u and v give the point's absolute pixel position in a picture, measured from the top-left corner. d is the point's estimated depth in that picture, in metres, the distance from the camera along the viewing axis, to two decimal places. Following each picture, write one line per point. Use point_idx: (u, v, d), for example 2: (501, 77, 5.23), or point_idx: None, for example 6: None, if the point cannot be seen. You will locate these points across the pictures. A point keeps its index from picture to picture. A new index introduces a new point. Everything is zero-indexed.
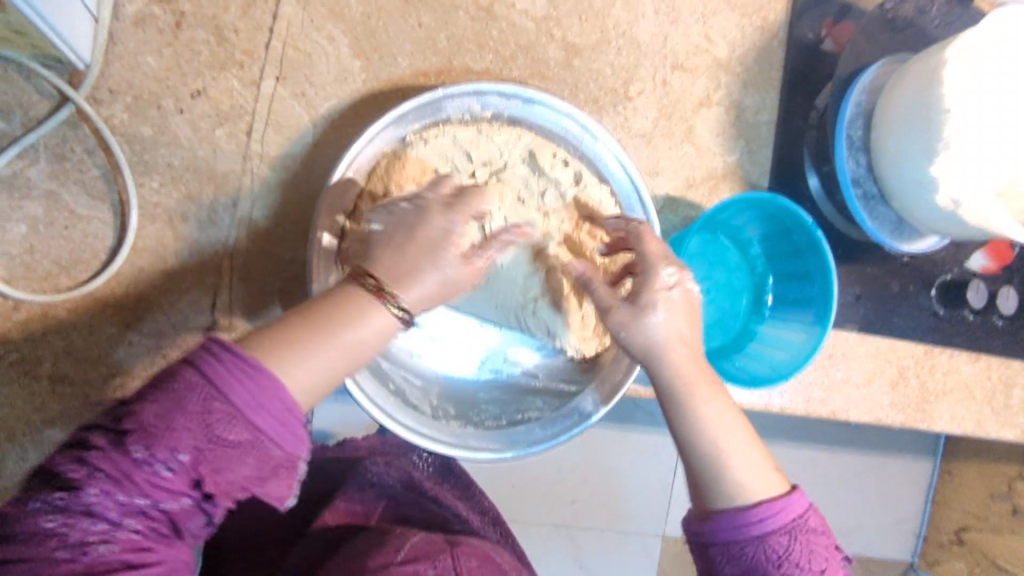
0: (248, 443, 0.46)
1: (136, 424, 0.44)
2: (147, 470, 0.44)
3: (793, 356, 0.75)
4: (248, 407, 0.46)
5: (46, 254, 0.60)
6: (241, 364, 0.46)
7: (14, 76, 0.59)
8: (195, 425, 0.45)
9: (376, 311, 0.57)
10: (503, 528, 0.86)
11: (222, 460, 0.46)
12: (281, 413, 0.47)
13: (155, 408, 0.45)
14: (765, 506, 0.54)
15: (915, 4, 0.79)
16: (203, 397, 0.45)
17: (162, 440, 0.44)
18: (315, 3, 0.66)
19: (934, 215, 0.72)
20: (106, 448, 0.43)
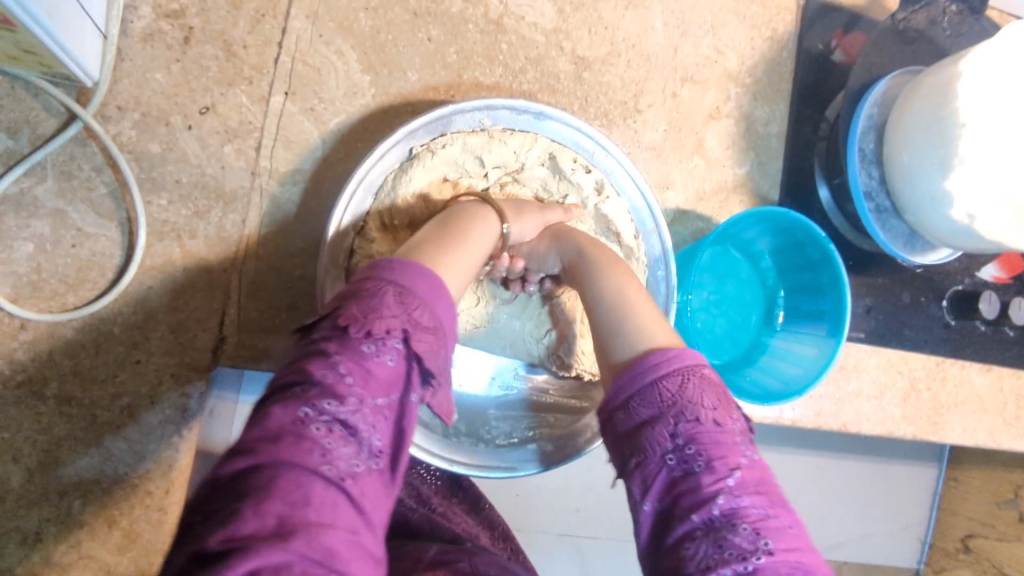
0: (436, 333, 0.48)
1: (353, 318, 0.45)
2: (379, 362, 0.45)
3: (806, 372, 0.74)
4: (434, 300, 0.48)
5: (53, 274, 0.59)
6: (416, 268, 0.49)
7: (21, 93, 0.58)
8: (400, 315, 0.46)
9: (491, 227, 0.60)
10: (514, 544, 0.83)
11: (422, 354, 0.47)
12: (452, 304, 0.50)
13: (364, 304, 0.45)
14: (653, 357, 0.53)
15: (927, 15, 0.78)
16: (395, 294, 0.47)
17: (380, 328, 0.45)
18: (324, 18, 0.66)
19: (947, 230, 0.72)
20: (342, 346, 0.44)
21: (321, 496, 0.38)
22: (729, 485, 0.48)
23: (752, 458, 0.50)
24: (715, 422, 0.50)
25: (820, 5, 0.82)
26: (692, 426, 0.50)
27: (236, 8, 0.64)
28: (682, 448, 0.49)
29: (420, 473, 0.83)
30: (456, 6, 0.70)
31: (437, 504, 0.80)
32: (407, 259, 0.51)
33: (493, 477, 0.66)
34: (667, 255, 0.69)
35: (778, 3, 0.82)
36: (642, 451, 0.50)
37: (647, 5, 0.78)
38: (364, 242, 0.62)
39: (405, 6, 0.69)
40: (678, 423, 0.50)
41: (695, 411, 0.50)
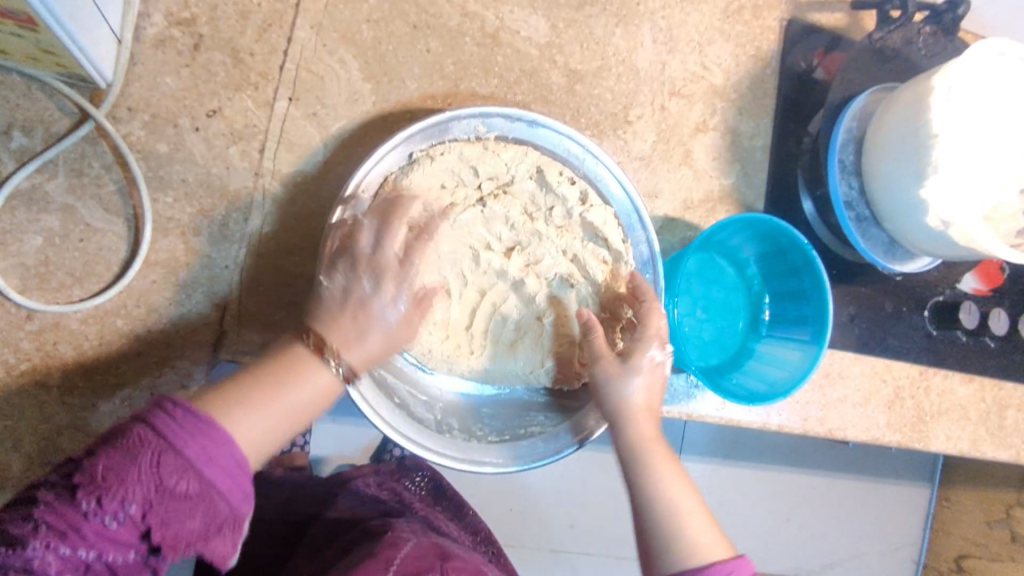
0: (200, 495, 0.49)
1: (87, 478, 0.47)
2: (97, 522, 0.47)
3: (790, 375, 0.76)
4: (200, 461, 0.49)
5: (60, 266, 0.61)
6: (192, 422, 0.50)
7: (36, 93, 0.61)
8: (146, 481, 0.48)
9: (314, 371, 0.59)
10: (496, 546, 0.87)
11: (172, 515, 0.49)
12: (235, 469, 0.51)
13: (107, 461, 0.48)
14: (719, 565, 0.60)
15: (902, 35, 0.83)
16: (151, 453, 0.48)
17: (115, 496, 0.47)
18: (328, 28, 0.69)
19: (924, 235, 0.75)
20: (55, 501, 0.47)
21: None
22: None
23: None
24: None
25: (802, 26, 0.86)
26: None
27: (244, 17, 0.67)
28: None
29: (407, 485, 0.87)
30: (454, 20, 0.74)
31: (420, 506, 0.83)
32: (208, 409, 0.53)
33: (485, 473, 0.67)
34: (655, 258, 0.72)
35: (762, 22, 0.86)
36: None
37: (637, 23, 0.81)
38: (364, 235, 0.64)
39: (405, 19, 0.72)
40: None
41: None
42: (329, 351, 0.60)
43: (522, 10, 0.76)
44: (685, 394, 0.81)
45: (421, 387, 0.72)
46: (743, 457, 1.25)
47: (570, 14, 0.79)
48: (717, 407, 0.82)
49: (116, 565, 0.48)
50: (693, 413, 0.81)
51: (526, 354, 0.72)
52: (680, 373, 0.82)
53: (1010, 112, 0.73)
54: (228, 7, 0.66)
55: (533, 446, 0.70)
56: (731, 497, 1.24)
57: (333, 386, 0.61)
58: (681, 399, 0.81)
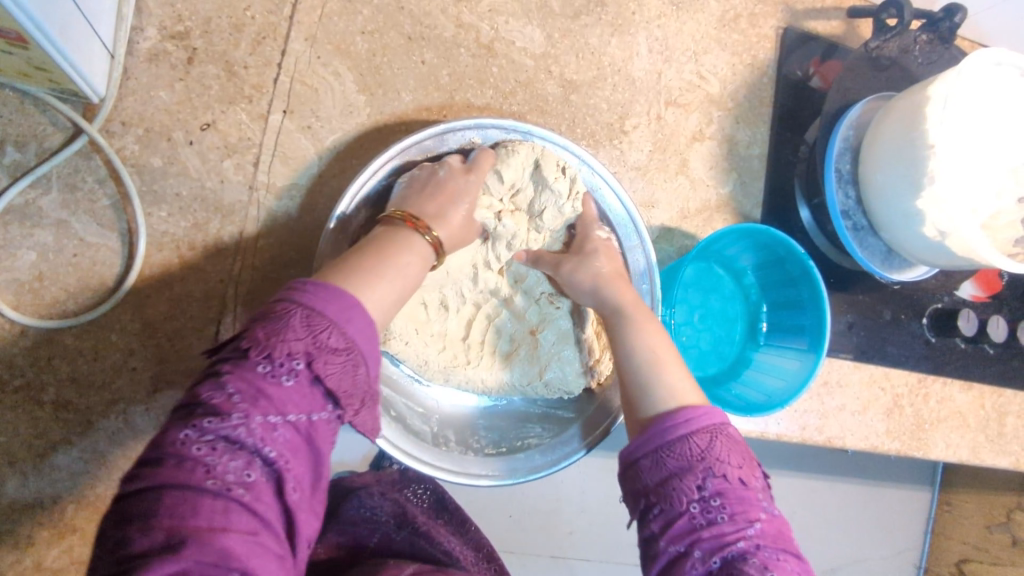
0: (349, 351, 0.49)
1: (254, 342, 0.47)
2: (275, 384, 0.47)
3: (788, 385, 0.76)
4: (345, 321, 0.49)
5: (54, 282, 0.61)
6: (326, 289, 0.50)
7: (29, 108, 0.61)
8: (304, 337, 0.48)
9: (410, 242, 0.59)
10: (499, 563, 0.84)
11: (331, 373, 0.49)
12: (371, 327, 0.51)
13: (267, 329, 0.47)
14: (686, 412, 0.57)
15: (898, 44, 0.82)
16: (303, 317, 0.48)
17: (282, 352, 0.47)
18: (322, 41, 0.69)
19: (920, 244, 0.75)
20: (235, 368, 0.46)
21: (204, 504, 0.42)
22: (749, 532, 0.53)
23: (769, 509, 0.55)
24: (741, 480, 0.55)
25: (798, 34, 0.86)
26: (720, 482, 0.54)
27: (238, 31, 0.67)
28: (709, 501, 0.53)
29: (408, 495, 0.84)
30: (449, 31, 0.74)
31: (421, 522, 0.80)
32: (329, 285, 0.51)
33: (482, 487, 0.66)
34: (651, 269, 0.72)
35: (758, 31, 0.86)
36: (671, 499, 0.54)
37: (633, 33, 0.81)
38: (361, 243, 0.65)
39: (399, 30, 0.72)
40: (706, 478, 0.54)
41: (723, 467, 0.54)
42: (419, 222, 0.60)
43: (517, 20, 0.76)
44: None
45: (416, 400, 0.72)
46: None
47: (566, 25, 0.78)
48: None
49: (299, 433, 0.47)
50: None
51: (523, 365, 0.72)
52: None
53: (1011, 120, 0.73)
54: (221, 20, 0.66)
55: (528, 457, 0.69)
56: None
57: (429, 253, 0.60)
58: None
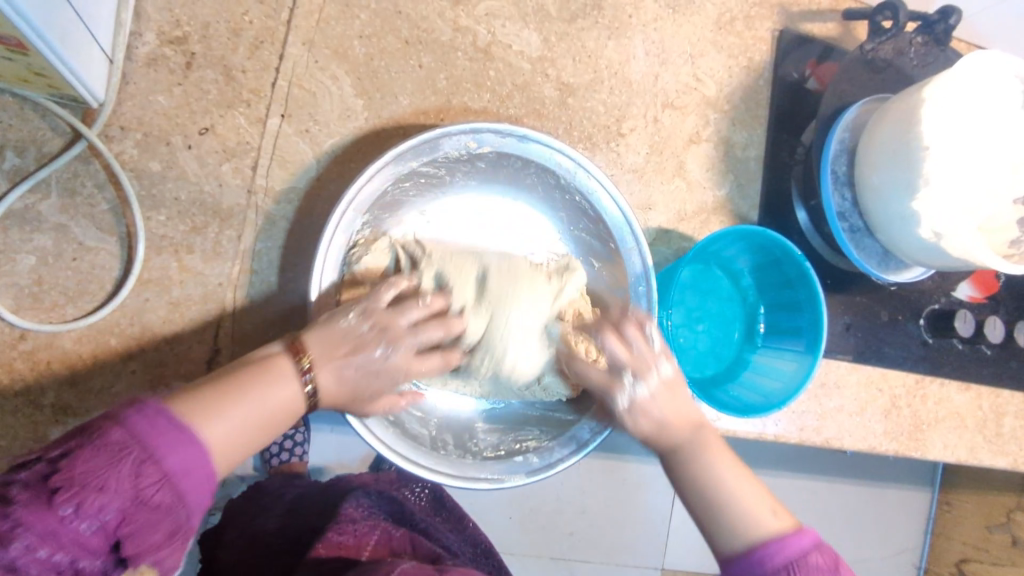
0: (171, 508, 0.47)
1: (67, 480, 0.44)
2: (73, 529, 0.44)
3: (785, 386, 0.76)
4: (178, 472, 0.47)
5: (54, 286, 0.61)
6: (169, 426, 0.48)
7: (29, 114, 0.61)
8: (126, 487, 0.45)
9: (287, 380, 0.56)
10: (496, 560, 0.86)
11: (139, 527, 0.46)
12: (204, 480, 0.49)
13: (88, 463, 0.45)
14: (767, 546, 0.57)
15: (893, 46, 0.83)
16: (133, 458, 0.46)
17: (92, 499, 0.44)
18: (320, 45, 0.69)
19: (916, 246, 0.75)
20: (30, 501, 0.43)
21: None
22: None
23: None
24: None
25: (794, 36, 0.86)
26: None
27: (236, 35, 0.67)
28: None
29: (407, 494, 0.85)
30: (446, 35, 0.74)
31: (420, 521, 0.81)
32: (178, 415, 0.49)
33: (481, 490, 0.66)
34: (648, 272, 0.71)
35: (754, 34, 0.86)
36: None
37: (630, 36, 0.81)
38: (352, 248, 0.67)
39: (397, 34, 0.72)
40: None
41: None
42: (305, 357, 0.57)
43: (513, 24, 0.77)
44: None
45: (415, 404, 0.73)
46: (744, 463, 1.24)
47: (563, 28, 0.79)
48: (712, 418, 0.82)
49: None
50: None
51: None
52: None
53: (1006, 121, 0.74)
54: (220, 25, 0.66)
55: (526, 461, 0.69)
56: None
57: (298, 405, 0.57)
58: None
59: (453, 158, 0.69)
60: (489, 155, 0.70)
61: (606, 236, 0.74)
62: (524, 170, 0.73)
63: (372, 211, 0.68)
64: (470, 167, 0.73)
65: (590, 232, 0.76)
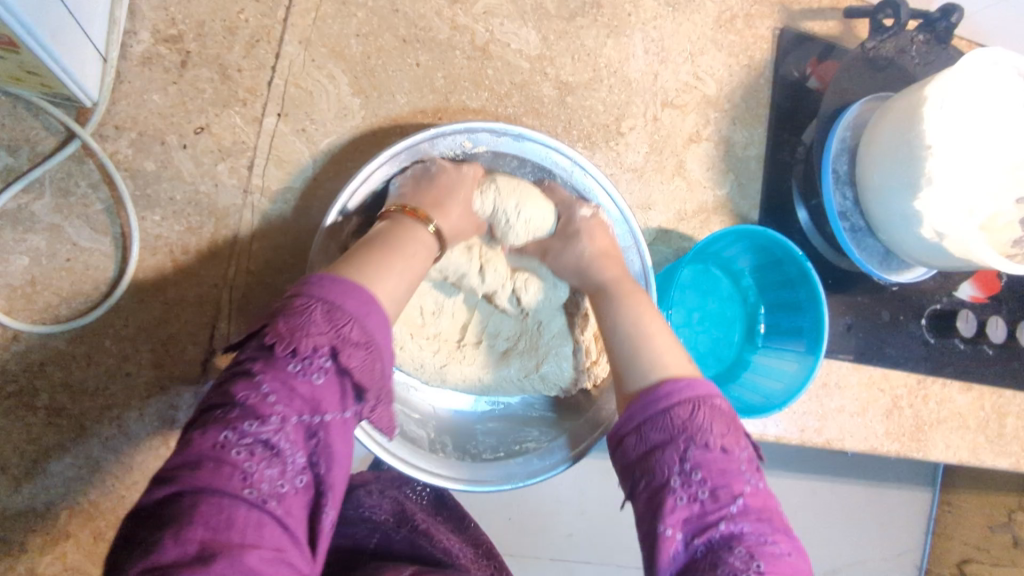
0: (369, 348, 0.51)
1: (278, 337, 0.49)
2: (305, 380, 0.49)
3: (785, 387, 0.75)
4: (363, 314, 0.51)
5: (48, 286, 0.61)
6: (346, 285, 0.51)
7: (22, 113, 0.61)
8: (327, 329, 0.49)
9: (416, 232, 0.61)
10: (498, 560, 0.84)
11: (352, 366, 0.51)
12: (383, 317, 0.53)
13: (286, 326, 0.49)
14: (668, 386, 0.57)
15: (895, 43, 0.82)
16: (321, 311, 0.50)
17: (308, 349, 0.49)
18: (316, 43, 0.69)
19: (918, 245, 0.75)
20: (267, 367, 0.48)
21: (244, 518, 0.43)
22: (732, 510, 0.53)
23: (755, 485, 0.55)
24: (722, 449, 0.55)
25: (795, 35, 0.86)
26: (701, 454, 0.54)
27: (232, 34, 0.66)
28: (688, 477, 0.54)
29: (408, 493, 0.83)
30: (444, 33, 0.73)
31: (420, 520, 0.80)
32: (341, 275, 0.53)
33: (481, 493, 0.64)
34: (647, 272, 0.71)
35: (754, 32, 0.85)
36: (653, 472, 0.55)
37: (629, 34, 0.81)
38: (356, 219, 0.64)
39: (394, 33, 0.72)
40: (688, 446, 0.54)
41: (706, 437, 0.55)
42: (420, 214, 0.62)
43: (512, 23, 0.76)
44: None
45: (413, 406, 0.72)
46: None
47: (562, 26, 0.78)
48: None
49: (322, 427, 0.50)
50: None
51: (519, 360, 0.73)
52: None
53: (1010, 120, 0.73)
54: (215, 23, 0.66)
55: (528, 461, 0.67)
56: None
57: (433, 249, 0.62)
58: None
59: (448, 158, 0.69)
60: (484, 153, 0.70)
61: None
62: (521, 169, 0.72)
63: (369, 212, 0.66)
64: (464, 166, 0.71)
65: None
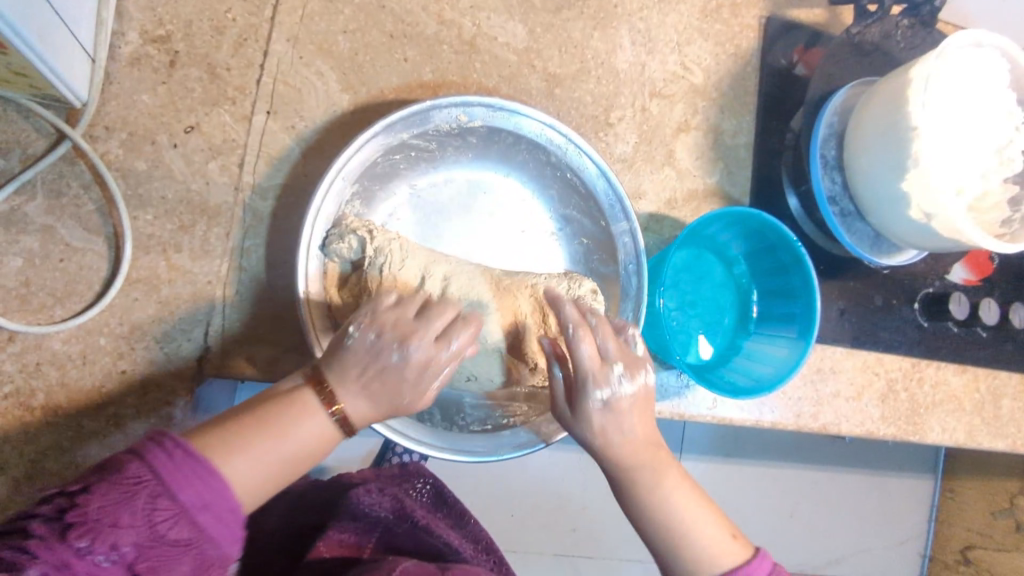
0: (192, 529, 0.48)
1: (81, 518, 0.45)
2: (91, 560, 0.45)
3: (775, 371, 0.76)
4: (197, 506, 0.48)
5: (41, 287, 0.61)
6: (190, 465, 0.49)
7: (12, 115, 0.61)
8: (139, 525, 0.46)
9: (315, 412, 0.56)
10: (498, 556, 0.85)
11: (160, 559, 0.48)
12: (225, 513, 0.50)
13: (102, 500, 0.46)
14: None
15: (880, 29, 0.83)
16: (148, 494, 0.47)
17: (112, 538, 0.46)
18: (304, 41, 0.69)
19: (907, 227, 0.76)
20: (41, 539, 0.44)
21: None
22: None
23: None
24: None
25: (780, 24, 0.86)
26: None
27: (220, 33, 0.67)
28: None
29: (409, 491, 0.84)
30: (431, 28, 0.74)
31: (420, 516, 0.80)
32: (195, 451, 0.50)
33: (465, 461, 0.66)
34: (639, 254, 0.71)
35: (740, 21, 0.86)
36: None
37: (615, 26, 0.81)
38: (339, 238, 0.64)
39: (381, 29, 0.72)
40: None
41: None
42: (326, 388, 0.57)
43: (498, 16, 0.77)
44: (675, 393, 0.80)
45: None
46: (743, 453, 1.24)
47: (548, 19, 0.79)
48: (709, 406, 0.81)
49: (201, 556, 0.49)
50: (684, 412, 0.80)
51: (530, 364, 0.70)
52: (672, 372, 0.80)
53: (996, 100, 0.74)
54: (203, 23, 0.66)
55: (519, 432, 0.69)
56: (731, 494, 1.23)
57: (332, 433, 0.57)
58: (672, 397, 0.80)
59: (443, 132, 0.70)
60: (479, 129, 0.71)
61: (597, 214, 0.74)
62: (516, 146, 0.73)
63: (361, 182, 0.68)
64: (461, 141, 0.73)
65: (582, 210, 0.76)
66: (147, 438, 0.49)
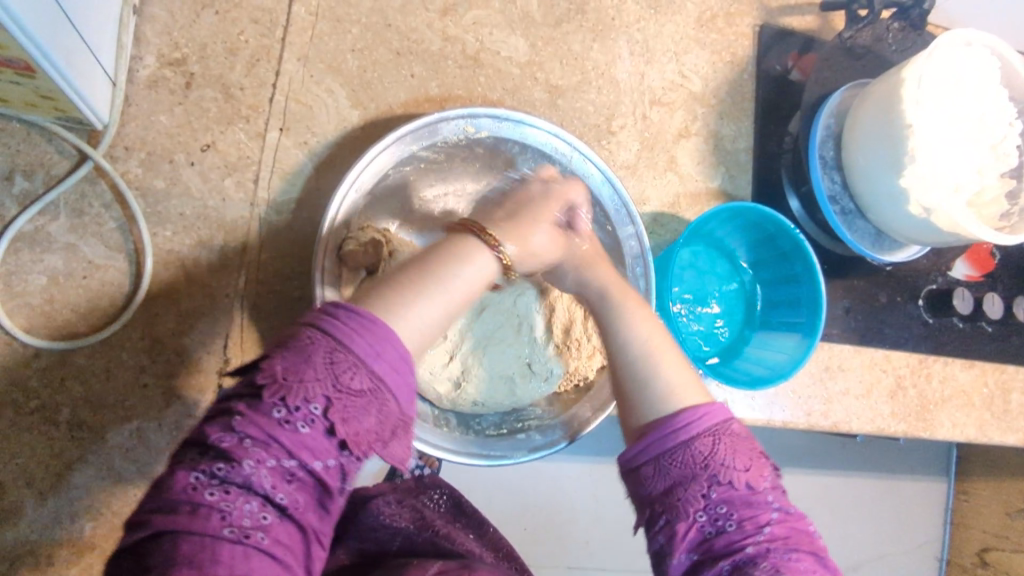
0: (374, 390, 0.47)
1: (271, 380, 0.45)
2: (291, 430, 0.45)
3: (790, 358, 0.77)
4: (370, 357, 0.47)
5: (65, 304, 0.63)
6: (356, 320, 0.48)
7: (35, 138, 0.63)
8: (326, 379, 0.46)
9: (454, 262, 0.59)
10: (519, 563, 0.83)
11: (352, 411, 0.46)
12: (399, 360, 0.49)
13: (285, 364, 0.45)
14: (688, 414, 0.57)
15: (872, 33, 0.85)
16: (325, 354, 0.46)
17: (300, 396, 0.45)
18: (314, 60, 0.72)
19: (908, 223, 0.77)
20: (249, 410, 0.44)
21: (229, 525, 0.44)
22: (739, 534, 0.53)
23: (779, 509, 0.55)
24: (748, 485, 0.55)
25: (774, 31, 0.89)
26: (723, 487, 0.54)
27: (233, 54, 0.69)
28: (710, 517, 0.54)
29: (425, 500, 0.85)
30: (436, 44, 0.76)
31: (440, 526, 0.80)
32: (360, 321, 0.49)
33: (485, 465, 0.66)
34: (645, 253, 0.74)
35: (735, 30, 0.88)
36: (675, 508, 0.54)
37: (613, 37, 0.84)
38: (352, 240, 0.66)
39: (388, 46, 0.75)
40: (711, 486, 0.54)
41: (728, 472, 0.54)
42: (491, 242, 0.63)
43: (500, 31, 0.79)
44: None
45: None
46: None
47: (548, 33, 0.81)
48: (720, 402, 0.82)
49: (385, 409, 0.48)
50: None
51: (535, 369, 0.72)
52: None
53: (987, 99, 0.76)
54: (217, 45, 0.69)
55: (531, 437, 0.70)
56: None
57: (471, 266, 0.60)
58: None
59: (451, 143, 0.72)
60: (487, 140, 0.73)
61: (602, 220, 0.76)
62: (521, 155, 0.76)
63: (372, 193, 0.70)
64: (468, 153, 0.75)
65: None
66: (319, 306, 0.49)
